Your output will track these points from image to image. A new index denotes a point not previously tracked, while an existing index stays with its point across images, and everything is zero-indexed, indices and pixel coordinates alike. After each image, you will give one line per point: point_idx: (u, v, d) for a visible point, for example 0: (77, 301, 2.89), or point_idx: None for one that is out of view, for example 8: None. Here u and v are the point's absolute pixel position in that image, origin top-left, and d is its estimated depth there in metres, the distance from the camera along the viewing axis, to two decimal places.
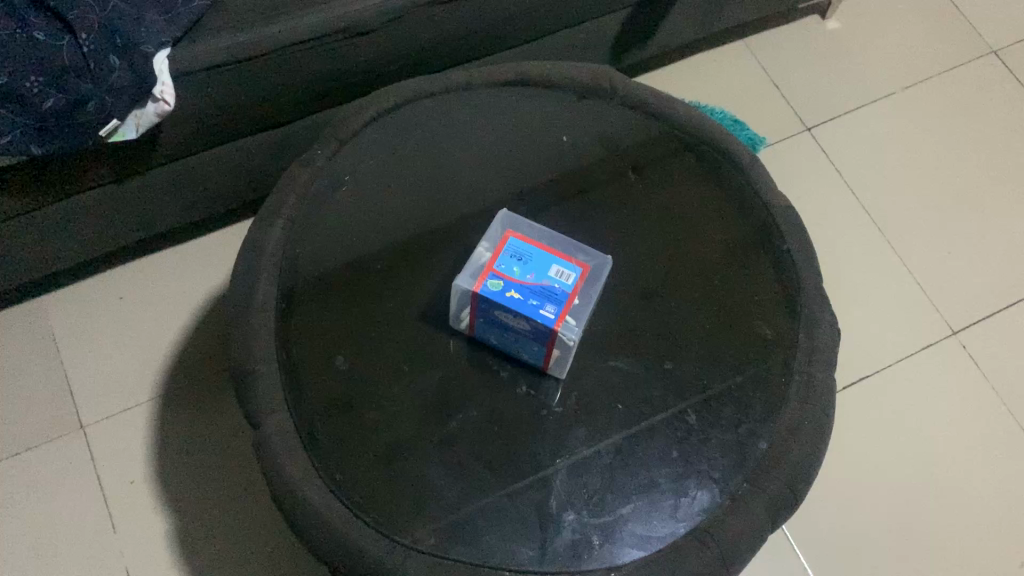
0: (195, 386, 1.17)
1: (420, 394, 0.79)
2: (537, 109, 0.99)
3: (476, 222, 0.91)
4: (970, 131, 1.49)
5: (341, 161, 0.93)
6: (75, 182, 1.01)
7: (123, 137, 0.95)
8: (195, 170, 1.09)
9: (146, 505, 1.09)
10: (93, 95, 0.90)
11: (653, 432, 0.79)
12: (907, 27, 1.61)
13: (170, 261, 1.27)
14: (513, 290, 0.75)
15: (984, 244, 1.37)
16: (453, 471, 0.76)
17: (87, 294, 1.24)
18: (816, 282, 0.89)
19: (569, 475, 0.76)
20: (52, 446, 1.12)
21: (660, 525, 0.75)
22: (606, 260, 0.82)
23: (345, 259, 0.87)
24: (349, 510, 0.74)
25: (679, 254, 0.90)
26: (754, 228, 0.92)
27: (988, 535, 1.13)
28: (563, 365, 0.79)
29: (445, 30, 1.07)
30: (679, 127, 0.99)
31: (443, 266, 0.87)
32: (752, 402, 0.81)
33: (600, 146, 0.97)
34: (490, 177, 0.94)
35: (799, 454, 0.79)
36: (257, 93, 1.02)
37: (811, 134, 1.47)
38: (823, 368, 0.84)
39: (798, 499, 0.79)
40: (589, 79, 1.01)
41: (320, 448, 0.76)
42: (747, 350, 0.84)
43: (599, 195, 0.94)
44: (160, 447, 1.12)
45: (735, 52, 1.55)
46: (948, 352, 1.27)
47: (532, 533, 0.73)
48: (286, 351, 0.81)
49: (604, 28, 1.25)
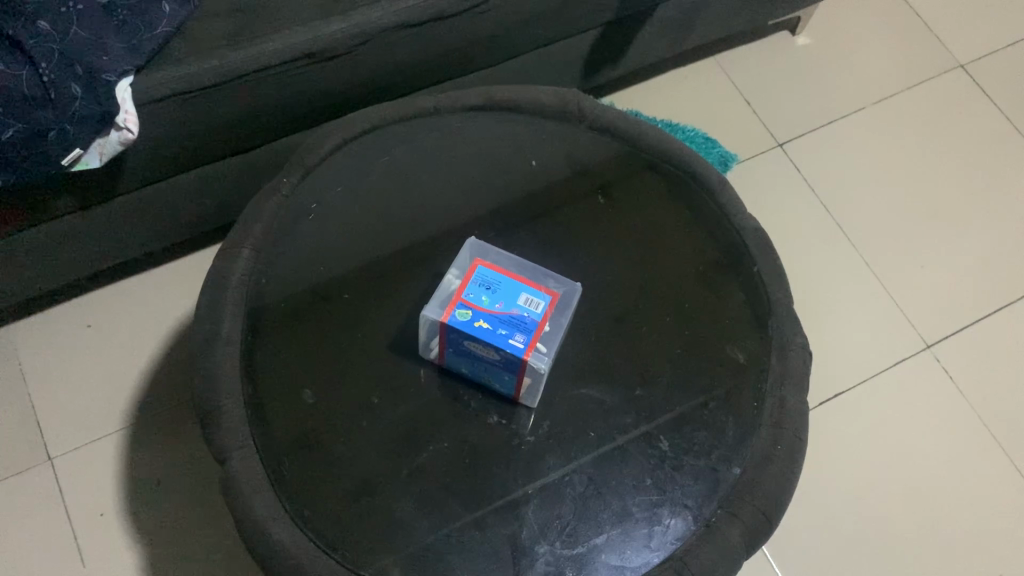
0: (167, 415, 1.15)
1: (389, 426, 0.78)
2: (505, 133, 0.99)
3: (444, 248, 0.90)
4: (939, 146, 1.50)
5: (309, 189, 0.92)
6: (37, 212, 1.00)
7: (87, 166, 0.94)
8: (160, 198, 1.08)
9: (115, 537, 1.07)
10: (54, 125, 0.88)
11: (627, 459, 0.78)
12: (877, 43, 1.63)
13: (138, 288, 1.25)
14: (482, 319, 0.75)
15: (955, 258, 1.38)
16: (424, 505, 0.74)
17: (53, 323, 1.21)
18: (787, 304, 0.89)
19: (542, 506, 0.75)
20: (19, 478, 1.10)
21: (634, 554, 0.74)
22: (575, 287, 0.82)
23: (313, 288, 0.86)
24: (319, 547, 0.72)
25: (651, 278, 0.89)
26: (724, 251, 0.92)
27: (964, 549, 1.13)
28: (534, 394, 0.78)
29: (414, 52, 1.07)
30: (647, 149, 0.99)
31: (412, 294, 0.86)
32: (725, 426, 0.81)
33: (569, 169, 0.97)
34: (459, 201, 0.94)
35: (773, 480, 0.79)
36: (223, 119, 1.01)
37: (782, 150, 1.47)
38: (796, 391, 0.84)
39: (773, 525, 0.78)
40: (557, 103, 1.00)
41: (288, 484, 0.75)
42: (719, 374, 0.84)
43: (569, 218, 0.93)
44: (130, 477, 1.10)
45: (707, 68, 1.56)
46: (921, 367, 1.27)
47: (506, 566, 0.72)
48: (251, 384, 0.80)
49: (574, 48, 1.25)
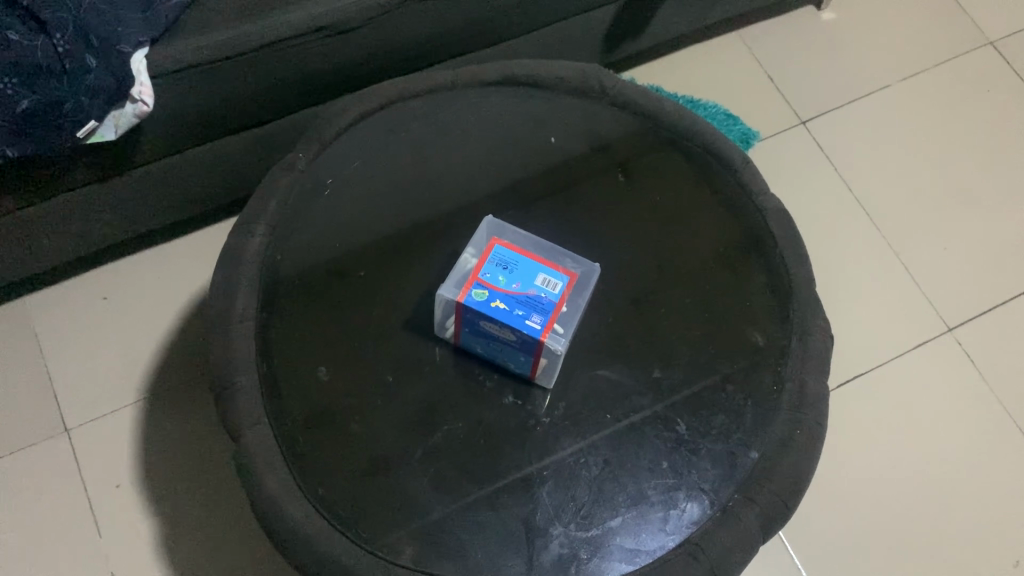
0: (182, 388, 1.15)
1: (404, 405, 0.78)
2: (523, 110, 0.97)
3: (461, 226, 0.89)
4: (965, 125, 1.47)
5: (324, 163, 0.91)
6: (52, 183, 0.99)
7: (102, 138, 0.93)
8: (174, 170, 1.07)
9: (132, 508, 1.07)
10: (68, 95, 0.87)
11: (643, 442, 0.77)
12: (904, 19, 1.59)
13: (154, 261, 1.25)
14: (499, 300, 0.73)
15: (979, 239, 1.36)
16: (439, 484, 0.74)
17: (69, 295, 1.22)
18: (809, 286, 0.88)
19: (556, 487, 0.74)
20: (37, 448, 1.11)
21: (649, 538, 0.73)
22: (593, 267, 0.80)
23: (328, 265, 0.85)
24: (332, 524, 0.72)
25: (670, 259, 0.88)
26: (746, 232, 0.90)
27: (982, 535, 1.12)
28: (550, 375, 0.78)
29: (432, 24, 1.05)
30: (669, 125, 0.96)
31: (428, 272, 0.85)
32: (744, 411, 0.80)
33: (588, 146, 0.95)
34: (476, 178, 0.92)
35: (792, 465, 0.78)
36: (239, 92, 1.00)
37: (806, 127, 1.45)
38: (816, 376, 0.83)
39: (790, 510, 0.77)
40: (578, 79, 0.98)
41: (302, 462, 0.75)
42: (738, 358, 0.82)
43: (587, 196, 0.92)
44: (146, 449, 1.11)
45: (730, 44, 1.53)
46: (941, 350, 1.25)
47: (519, 547, 0.72)
48: (266, 361, 0.79)
49: (595, 21, 1.23)
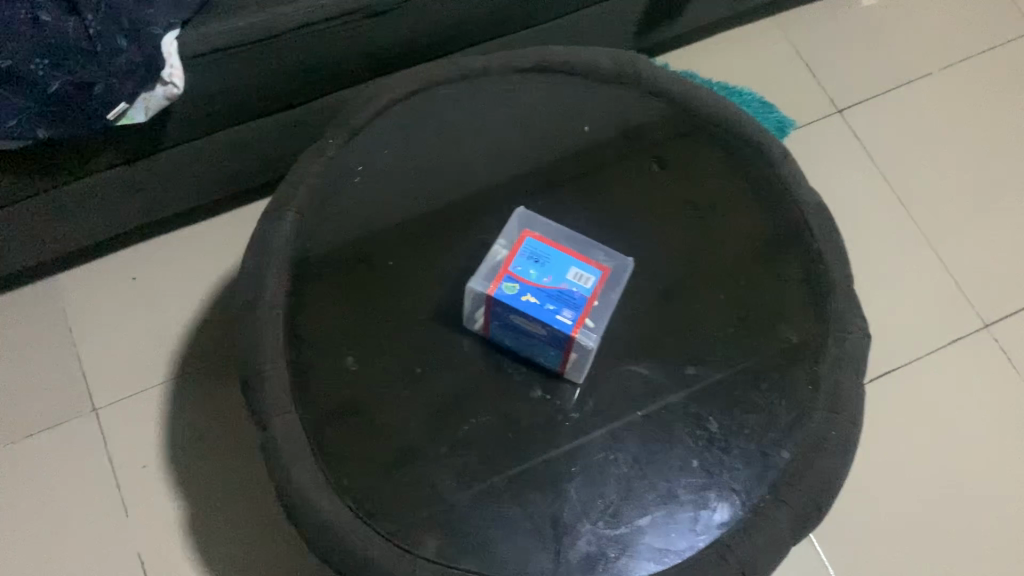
0: (209, 370, 1.15)
1: (431, 398, 0.77)
2: (557, 98, 0.95)
3: (491, 216, 0.87)
4: (1007, 117, 1.43)
5: (354, 149, 0.90)
6: (83, 164, 0.99)
7: (131, 120, 0.92)
8: (203, 153, 1.07)
9: (158, 488, 1.08)
10: (99, 78, 0.87)
11: (673, 440, 0.76)
12: (948, 5, 1.55)
13: (183, 242, 1.25)
14: (530, 294, 0.72)
15: (1019, 235, 1.32)
16: (466, 479, 0.73)
17: (99, 275, 1.22)
18: (846, 283, 0.86)
19: (584, 484, 0.73)
20: (66, 427, 1.11)
21: (678, 538, 0.72)
22: (626, 262, 0.79)
23: (357, 253, 0.84)
24: (358, 516, 0.72)
25: (703, 253, 0.86)
26: (783, 226, 0.88)
27: (1015, 538, 1.10)
28: (580, 370, 0.76)
29: (465, 8, 1.03)
30: (706, 116, 0.94)
31: (458, 262, 0.84)
32: (778, 410, 0.78)
33: (623, 135, 0.93)
34: (508, 167, 0.91)
35: (825, 466, 0.76)
36: (270, 76, 0.99)
37: (842, 116, 1.42)
38: (852, 375, 0.81)
39: (822, 513, 0.76)
40: (613, 67, 0.96)
41: (328, 452, 0.74)
42: (773, 356, 0.81)
43: (620, 187, 0.90)
44: (172, 430, 1.11)
45: (767, 29, 1.50)
46: (977, 347, 1.23)
47: (547, 543, 0.71)
48: (294, 350, 0.79)
49: (631, 6, 1.20)
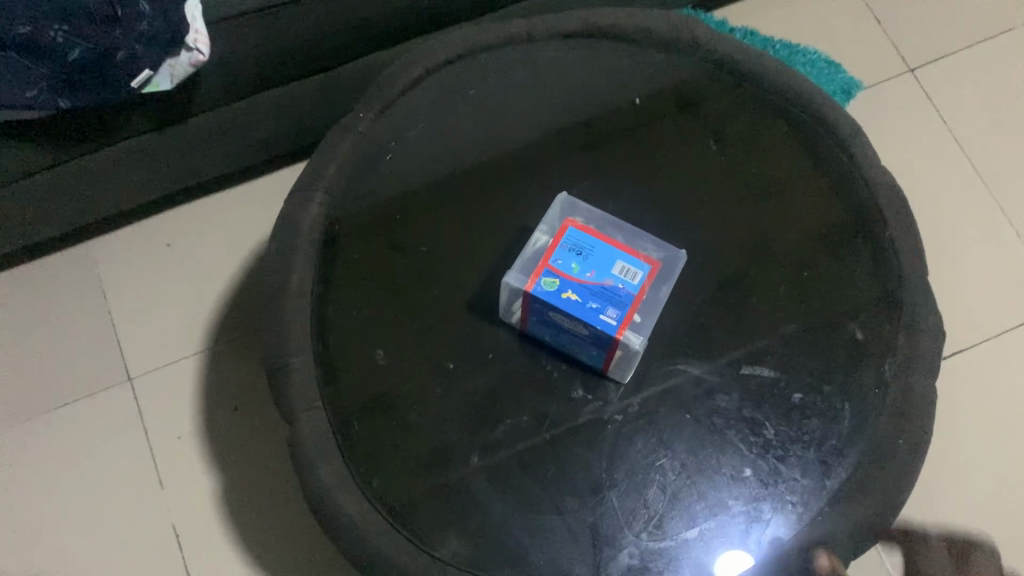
0: (242, 344, 1.12)
1: (466, 396, 0.72)
2: (605, 66, 0.88)
3: (533, 197, 0.81)
4: None
5: (387, 123, 0.84)
6: (110, 130, 0.95)
7: (158, 88, 0.88)
8: (233, 120, 1.02)
9: (191, 462, 1.06)
10: (122, 44, 0.81)
11: (725, 446, 0.70)
12: None
13: (217, 207, 1.21)
14: (571, 290, 0.67)
15: None
16: (501, 485, 0.69)
17: (133, 240, 1.19)
18: (920, 274, 0.78)
19: (627, 492, 0.69)
20: (100, 396, 1.10)
21: (728, 553, 0.67)
22: (679, 254, 0.73)
23: (389, 236, 0.79)
24: (387, 520, 0.68)
25: (762, 240, 0.79)
26: (850, 211, 0.81)
27: None
28: (625, 370, 0.71)
29: None
30: (768, 85, 0.86)
31: (496, 248, 0.78)
32: (840, 415, 0.72)
33: (677, 108, 0.86)
34: (551, 143, 0.84)
35: (892, 478, 0.70)
36: (301, 40, 0.93)
37: (914, 76, 1.28)
38: (925, 377, 0.74)
39: (887, 528, 0.70)
40: (669, 30, 0.88)
41: (357, 451, 0.70)
42: (836, 356, 0.74)
43: (673, 165, 0.83)
44: (205, 403, 1.09)
45: None
46: None
47: (586, 555, 0.67)
48: (321, 341, 0.74)
49: None
